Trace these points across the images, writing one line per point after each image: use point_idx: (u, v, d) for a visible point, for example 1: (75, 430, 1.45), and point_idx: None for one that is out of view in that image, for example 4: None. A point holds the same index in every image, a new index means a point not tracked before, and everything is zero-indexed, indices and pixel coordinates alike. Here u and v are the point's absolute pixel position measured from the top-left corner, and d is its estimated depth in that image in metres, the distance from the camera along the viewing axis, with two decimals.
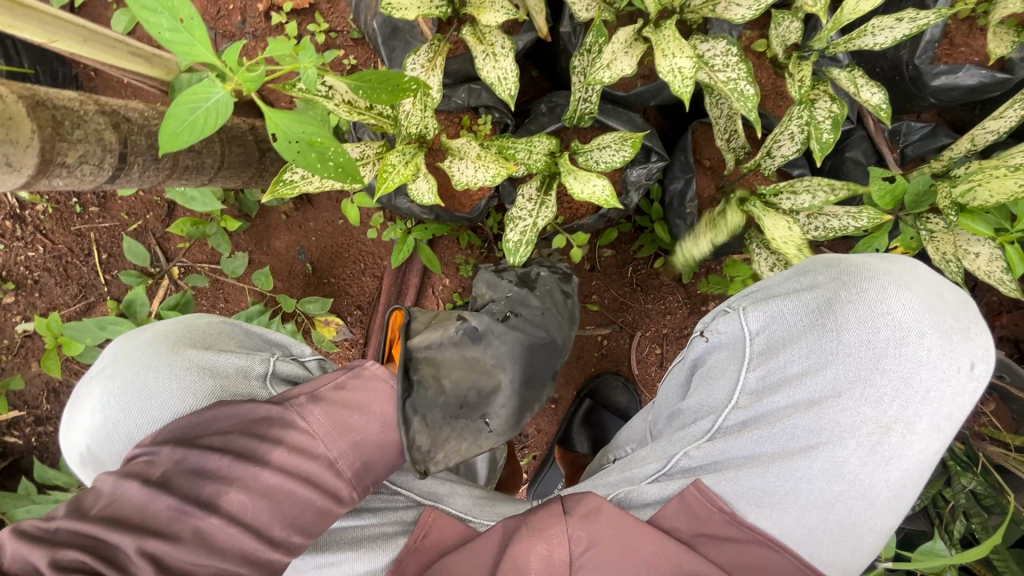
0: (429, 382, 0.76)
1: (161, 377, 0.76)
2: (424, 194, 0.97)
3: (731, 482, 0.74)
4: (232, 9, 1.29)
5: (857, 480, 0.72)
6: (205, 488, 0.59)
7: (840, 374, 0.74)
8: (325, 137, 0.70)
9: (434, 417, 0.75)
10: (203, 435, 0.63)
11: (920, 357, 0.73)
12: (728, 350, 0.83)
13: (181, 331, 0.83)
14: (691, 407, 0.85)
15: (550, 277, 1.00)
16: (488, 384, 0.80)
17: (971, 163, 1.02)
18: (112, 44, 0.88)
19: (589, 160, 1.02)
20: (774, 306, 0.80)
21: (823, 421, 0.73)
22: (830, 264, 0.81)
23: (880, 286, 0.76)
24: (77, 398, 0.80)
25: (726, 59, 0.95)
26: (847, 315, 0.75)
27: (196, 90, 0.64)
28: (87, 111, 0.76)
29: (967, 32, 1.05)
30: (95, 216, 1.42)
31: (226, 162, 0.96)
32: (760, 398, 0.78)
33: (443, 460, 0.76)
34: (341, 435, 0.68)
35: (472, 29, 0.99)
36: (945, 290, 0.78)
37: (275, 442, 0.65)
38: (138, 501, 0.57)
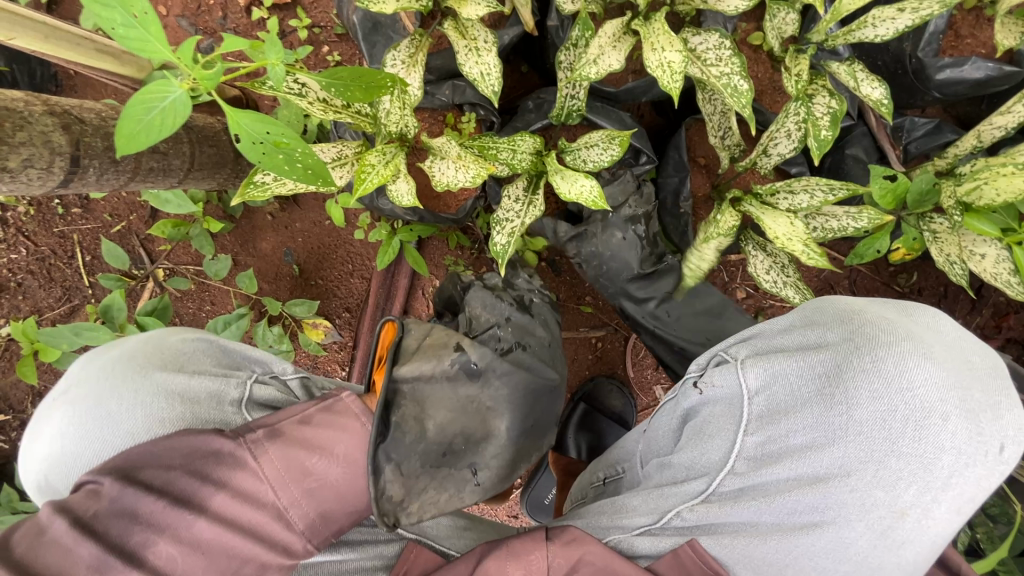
0: (410, 425, 0.68)
1: (122, 403, 0.73)
2: (403, 196, 0.94)
3: (726, 548, 0.71)
4: (212, 4, 1.25)
5: (863, 561, 0.68)
6: (132, 536, 0.55)
7: (849, 452, 0.69)
8: (291, 138, 0.67)
9: (413, 465, 0.68)
10: (147, 469, 0.59)
11: (942, 441, 0.67)
12: (725, 406, 0.78)
13: (152, 350, 0.80)
14: (683, 462, 0.80)
15: (543, 305, 1.06)
16: (479, 430, 0.73)
17: (977, 161, 0.98)
18: (77, 40, 0.85)
19: (577, 159, 0.98)
20: (776, 365, 0.75)
21: (829, 500, 0.69)
22: (841, 318, 0.76)
23: (899, 357, 0.69)
24: (37, 420, 0.77)
25: (719, 53, 0.91)
26: (860, 388, 0.69)
27: (152, 90, 0.61)
28: (32, 110, 0.71)
29: (973, 23, 1.00)
30: (78, 217, 1.39)
31: (197, 163, 0.93)
32: (759, 466, 0.74)
33: (418, 512, 0.69)
34: (296, 481, 0.62)
35: (455, 24, 0.95)
36: (971, 352, 0.72)
37: (219, 486, 0.59)
38: (62, 543, 0.54)
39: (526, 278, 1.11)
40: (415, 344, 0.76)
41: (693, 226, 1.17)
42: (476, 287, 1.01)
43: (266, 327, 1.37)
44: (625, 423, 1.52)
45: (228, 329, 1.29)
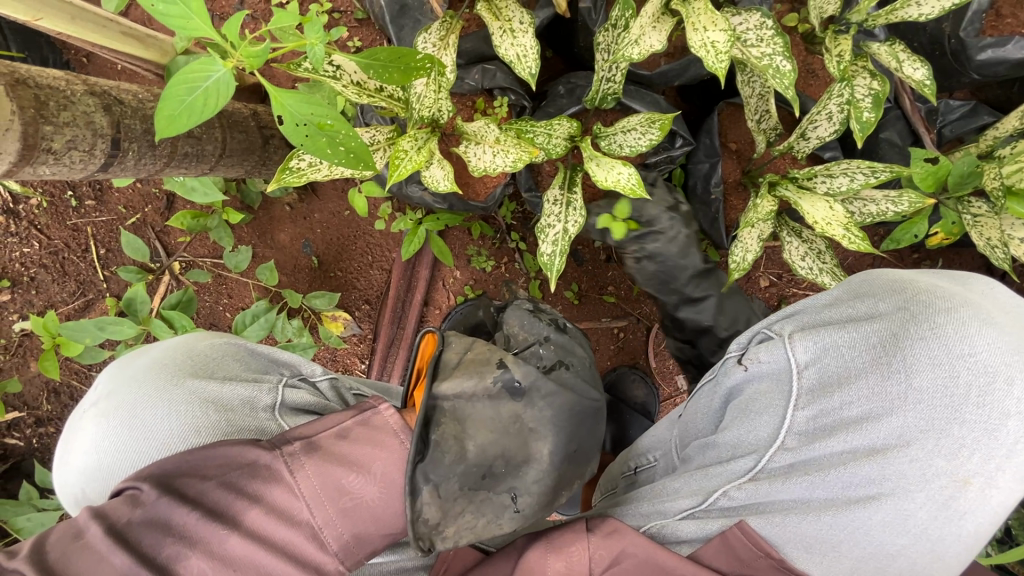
0: (450, 445, 0.59)
1: (156, 415, 0.72)
2: (439, 182, 0.92)
3: (777, 527, 0.66)
4: None
5: (924, 535, 0.64)
6: (163, 549, 0.52)
7: (909, 421, 0.65)
8: (335, 119, 0.65)
9: (451, 487, 0.58)
10: (185, 482, 0.56)
11: (1008, 408, 0.63)
12: (772, 382, 0.74)
13: (181, 356, 0.79)
14: (728, 441, 0.76)
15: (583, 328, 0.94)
16: (520, 455, 0.61)
17: (1019, 143, 0.97)
18: (102, 22, 0.82)
19: (612, 144, 0.95)
20: (826, 337, 0.71)
21: (888, 472, 0.64)
22: (892, 287, 0.73)
23: (959, 323, 0.65)
24: (69, 432, 0.75)
25: (760, 33, 0.89)
26: (917, 354, 0.66)
27: (193, 69, 0.59)
28: (74, 91, 0.68)
29: (1015, 2, 0.98)
30: (92, 209, 1.37)
31: (228, 148, 0.90)
32: (811, 441, 0.69)
33: (453, 537, 0.59)
34: (332, 500, 0.57)
35: (487, 4, 0.92)
36: None
37: (256, 500, 0.56)
38: (96, 550, 0.51)
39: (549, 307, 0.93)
40: (456, 359, 0.65)
41: (725, 213, 1.15)
42: (515, 308, 0.88)
43: (285, 320, 1.33)
44: (648, 412, 1.51)
45: (256, 322, 1.27)
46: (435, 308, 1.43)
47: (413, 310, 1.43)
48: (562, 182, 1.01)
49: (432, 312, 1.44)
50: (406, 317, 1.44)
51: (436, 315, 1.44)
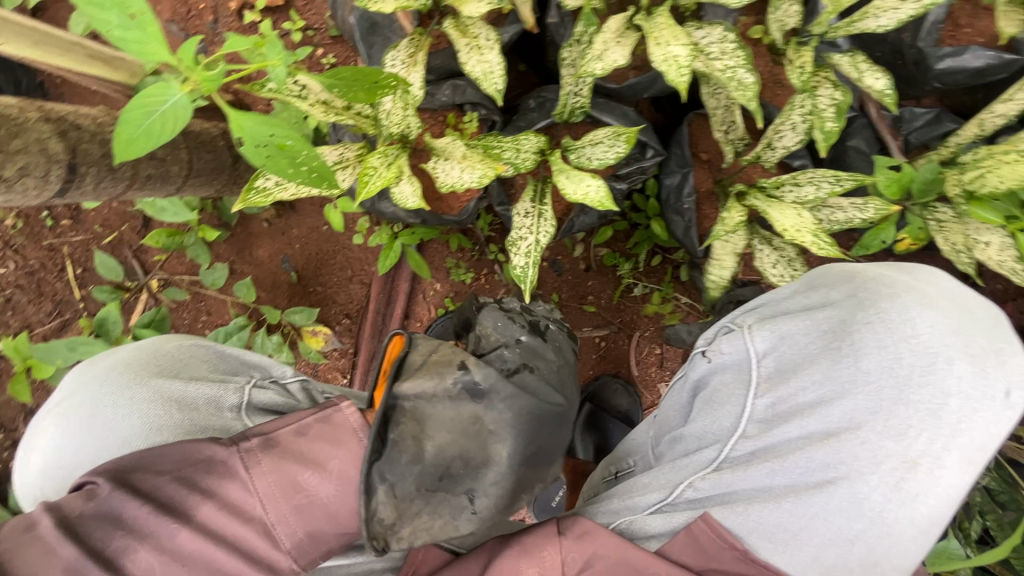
0: (407, 444, 0.56)
1: (119, 413, 0.72)
2: (408, 198, 0.92)
3: (740, 516, 0.68)
4: (203, 8, 1.22)
5: (879, 518, 0.63)
6: (112, 542, 0.55)
7: (859, 404, 0.66)
8: (296, 140, 0.65)
9: (406, 488, 0.56)
10: (136, 478, 0.58)
11: (949, 385, 0.64)
12: (734, 373, 0.77)
13: (147, 357, 0.79)
14: (695, 433, 0.78)
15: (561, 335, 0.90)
16: (481, 457, 0.57)
17: (980, 150, 0.99)
18: (67, 46, 0.83)
19: (582, 156, 0.96)
20: (781, 326, 0.75)
21: (841, 455, 0.65)
22: (843, 279, 0.76)
23: (901, 307, 0.68)
24: (36, 429, 0.76)
25: (722, 46, 0.90)
26: (864, 339, 0.68)
27: (151, 93, 0.59)
28: (27, 117, 0.69)
29: (970, 12, 1.00)
30: (68, 229, 1.36)
31: (195, 169, 0.90)
32: (769, 428, 0.71)
33: (409, 538, 0.57)
34: (286, 496, 0.57)
35: (455, 22, 0.94)
36: (974, 304, 0.70)
37: (209, 495, 0.57)
38: (46, 541, 0.53)
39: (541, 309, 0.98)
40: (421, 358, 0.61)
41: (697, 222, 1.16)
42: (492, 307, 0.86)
43: (265, 336, 1.33)
44: (632, 421, 1.50)
45: (229, 341, 1.27)
46: (416, 321, 1.43)
47: (393, 324, 1.43)
48: (530, 194, 1.02)
49: (412, 324, 1.44)
50: (386, 331, 1.44)
51: (416, 328, 1.44)
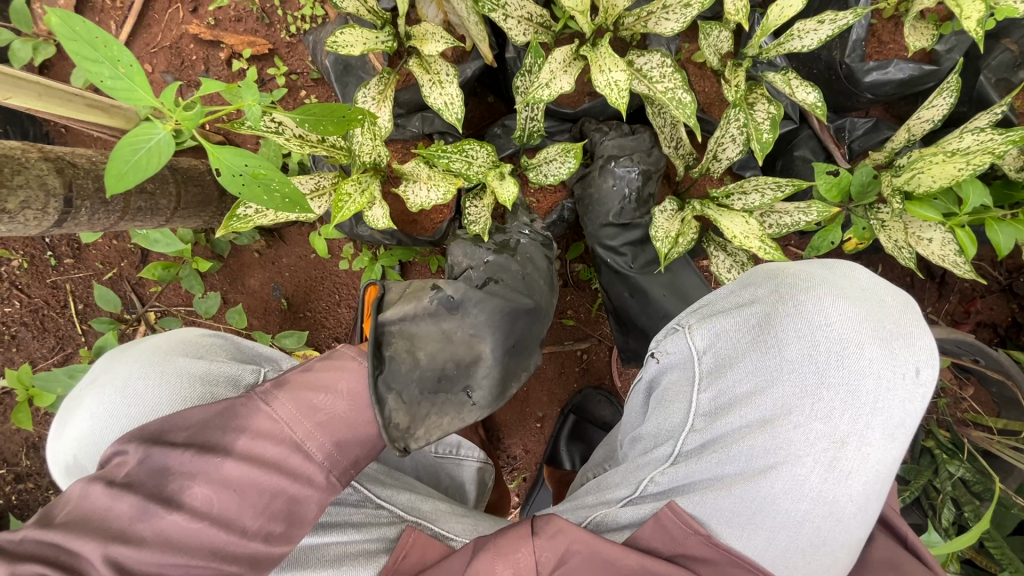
0: (403, 357, 0.78)
1: (148, 384, 0.75)
2: (380, 220, 1.00)
3: (698, 505, 0.70)
4: (195, 59, 1.32)
5: (821, 498, 0.67)
6: (168, 485, 0.62)
7: (788, 391, 0.70)
8: (268, 169, 0.73)
9: (412, 393, 0.77)
10: (169, 434, 0.64)
11: (864, 367, 0.68)
12: (679, 371, 0.79)
13: (174, 342, 0.82)
14: (650, 431, 0.80)
15: (533, 245, 1.02)
16: (468, 355, 0.82)
17: (912, 153, 1.06)
18: (68, 97, 0.92)
19: (540, 174, 1.05)
20: (716, 324, 0.77)
21: (777, 440, 0.69)
22: (767, 275, 0.78)
23: (816, 297, 0.72)
24: (67, 405, 0.79)
25: (661, 71, 0.98)
26: (786, 329, 0.72)
27: (137, 132, 0.67)
28: (28, 158, 0.77)
29: (893, 29, 1.08)
30: (70, 267, 1.43)
31: (183, 202, 0.98)
32: (714, 420, 0.73)
33: (425, 437, 0.77)
34: (307, 417, 0.68)
35: (419, 61, 1.04)
36: (885, 293, 0.74)
37: (240, 431, 0.65)
38: (100, 504, 0.59)
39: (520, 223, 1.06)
40: (395, 296, 0.87)
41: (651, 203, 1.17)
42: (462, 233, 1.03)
43: None
44: None
45: None
46: None
47: None
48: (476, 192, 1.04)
49: None
50: None
51: None
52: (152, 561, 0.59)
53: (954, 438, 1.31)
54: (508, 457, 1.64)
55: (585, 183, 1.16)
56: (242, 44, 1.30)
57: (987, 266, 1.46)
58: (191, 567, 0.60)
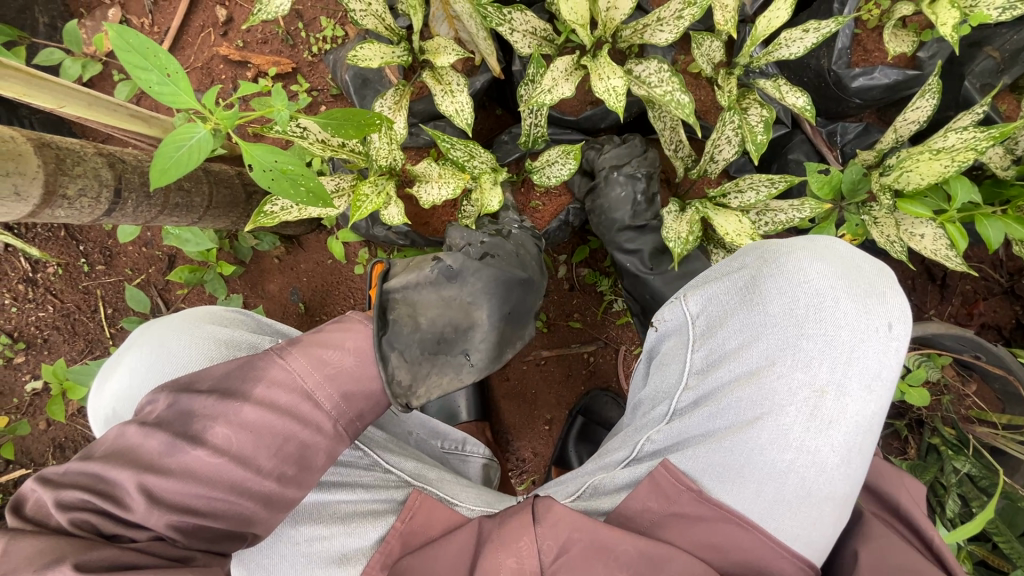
0: (405, 320, 0.84)
1: (179, 345, 0.85)
2: (395, 218, 1.06)
3: (690, 460, 0.77)
4: (224, 78, 1.42)
5: (804, 447, 0.75)
6: (191, 426, 0.69)
7: (771, 345, 0.79)
8: (296, 165, 0.80)
9: (413, 353, 0.84)
10: (197, 383, 0.73)
11: (839, 319, 0.78)
12: (676, 337, 0.89)
13: (202, 313, 0.93)
14: (651, 394, 0.90)
15: (525, 234, 1.05)
16: (465, 320, 0.86)
17: (901, 153, 1.11)
18: (114, 107, 1.00)
19: (542, 176, 1.11)
20: (707, 290, 0.86)
21: (762, 391, 0.77)
22: (754, 246, 0.88)
23: (795, 258, 0.82)
24: (109, 365, 0.90)
25: (659, 77, 1.05)
26: (769, 288, 0.81)
27: (179, 132, 0.74)
28: (86, 153, 0.84)
29: (877, 39, 1.15)
30: (102, 272, 1.52)
31: (215, 202, 1.06)
32: (706, 377, 0.83)
33: (425, 395, 0.85)
34: (317, 369, 0.76)
35: (432, 73, 1.12)
36: (862, 261, 0.83)
37: (257, 380, 0.73)
38: (132, 440, 0.67)
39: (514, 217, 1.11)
40: (400, 269, 0.92)
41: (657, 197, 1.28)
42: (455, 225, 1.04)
43: None
44: None
45: None
46: None
47: None
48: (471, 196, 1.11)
49: None
50: None
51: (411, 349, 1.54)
52: (178, 490, 0.66)
53: (960, 436, 1.32)
54: (518, 460, 1.67)
55: (594, 197, 1.22)
56: (268, 64, 1.40)
57: (987, 268, 1.48)
58: (211, 498, 0.68)
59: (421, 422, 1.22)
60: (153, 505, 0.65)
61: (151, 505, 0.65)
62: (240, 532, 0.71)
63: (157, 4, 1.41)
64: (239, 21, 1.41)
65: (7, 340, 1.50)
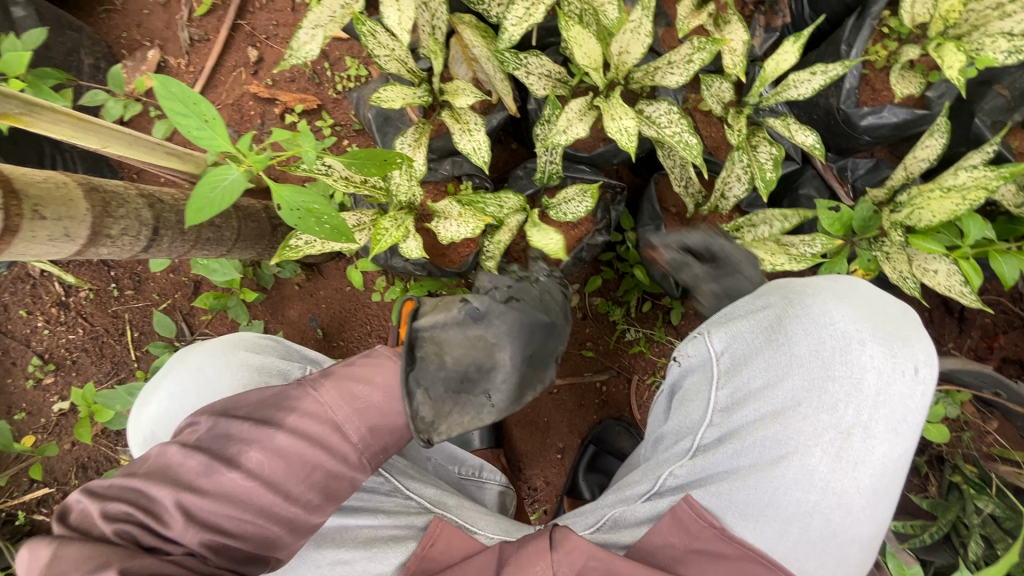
0: (432, 357, 0.86)
1: (217, 370, 0.90)
2: (414, 252, 1.11)
3: (714, 497, 0.78)
4: (252, 114, 1.49)
5: (830, 488, 0.75)
6: (228, 449, 0.72)
7: (798, 385, 0.79)
8: (321, 205, 0.84)
9: (438, 391, 0.85)
10: (233, 409, 0.76)
11: (865, 362, 0.78)
12: (700, 373, 0.89)
13: (234, 338, 0.97)
14: (672, 429, 0.90)
15: (552, 281, 1.09)
16: (489, 360, 0.89)
17: (911, 190, 1.13)
18: (152, 146, 1.05)
19: (558, 212, 1.14)
20: (732, 327, 0.87)
21: (787, 431, 0.77)
22: (779, 285, 0.89)
23: (822, 300, 0.82)
24: (148, 390, 0.94)
25: (669, 117, 1.09)
26: (795, 328, 0.82)
27: (215, 173, 0.79)
28: (129, 195, 0.90)
29: (884, 78, 1.17)
30: (131, 297, 1.58)
31: (242, 235, 1.11)
32: (730, 415, 0.83)
33: (446, 432, 0.86)
34: (348, 404, 0.78)
35: (450, 112, 1.17)
36: (886, 303, 0.84)
37: (290, 410, 0.76)
38: (174, 460, 0.71)
39: (544, 264, 1.16)
40: (429, 307, 0.93)
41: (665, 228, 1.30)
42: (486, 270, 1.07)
43: None
44: None
45: None
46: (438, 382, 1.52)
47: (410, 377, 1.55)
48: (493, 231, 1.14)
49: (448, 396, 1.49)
50: None
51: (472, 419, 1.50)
52: (212, 510, 0.69)
53: (982, 474, 1.28)
54: (529, 488, 1.65)
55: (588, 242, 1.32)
56: (295, 101, 1.47)
57: (1008, 301, 1.46)
58: (243, 521, 0.70)
59: (440, 448, 1.22)
60: (190, 523, 0.68)
61: (188, 523, 0.68)
62: (263, 555, 0.73)
63: (193, 45, 1.50)
64: (269, 61, 1.49)
65: (39, 361, 1.56)
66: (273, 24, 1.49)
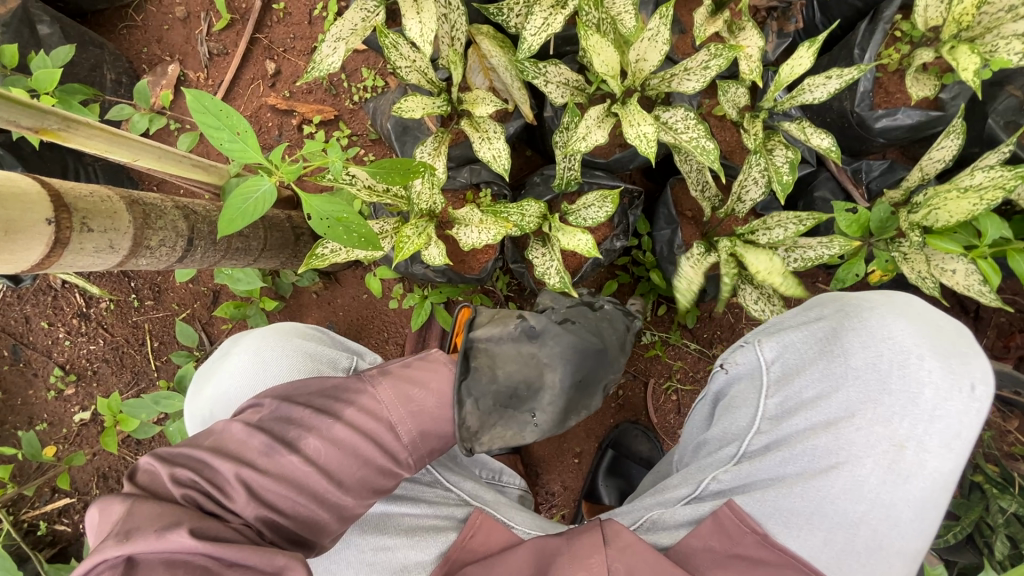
0: (484, 370, 0.84)
1: (271, 355, 0.93)
2: (436, 258, 1.12)
3: (758, 503, 0.79)
4: (270, 125, 1.52)
5: (879, 500, 0.77)
6: (288, 432, 0.74)
7: (852, 396, 0.81)
8: (350, 214, 0.85)
9: (486, 403, 0.83)
10: (296, 395, 0.79)
11: (923, 377, 0.79)
12: (747, 381, 0.90)
13: (286, 326, 1.00)
14: (716, 435, 0.91)
15: (617, 312, 1.05)
16: (538, 379, 0.86)
17: (929, 190, 1.13)
18: (179, 158, 1.07)
19: (576, 218, 1.16)
20: (785, 336, 0.88)
21: (840, 441, 0.78)
22: (834, 299, 0.91)
23: (880, 315, 0.84)
24: (206, 371, 0.99)
25: (686, 123, 1.10)
26: (851, 340, 0.83)
27: (246, 185, 0.80)
28: (166, 207, 0.91)
29: (897, 81, 1.19)
30: (150, 307, 1.59)
31: (268, 245, 1.13)
32: (780, 422, 0.84)
33: (488, 443, 0.84)
34: (401, 405, 0.80)
35: (469, 121, 1.18)
36: (943, 321, 0.86)
37: (349, 403, 0.79)
38: (239, 437, 0.73)
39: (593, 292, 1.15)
40: (485, 318, 0.92)
41: (681, 233, 1.31)
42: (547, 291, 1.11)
43: None
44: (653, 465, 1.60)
45: None
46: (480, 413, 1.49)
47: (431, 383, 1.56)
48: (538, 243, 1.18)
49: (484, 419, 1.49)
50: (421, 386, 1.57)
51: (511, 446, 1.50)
52: (271, 490, 0.70)
53: (1004, 473, 1.27)
54: (547, 493, 1.65)
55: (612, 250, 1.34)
56: (312, 112, 1.50)
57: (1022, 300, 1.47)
58: (297, 504, 0.72)
59: None
60: (252, 498, 0.69)
61: (251, 498, 0.69)
62: (309, 540, 0.74)
63: (212, 59, 1.52)
64: (287, 73, 1.52)
65: (61, 372, 1.58)
66: (290, 37, 1.51)
